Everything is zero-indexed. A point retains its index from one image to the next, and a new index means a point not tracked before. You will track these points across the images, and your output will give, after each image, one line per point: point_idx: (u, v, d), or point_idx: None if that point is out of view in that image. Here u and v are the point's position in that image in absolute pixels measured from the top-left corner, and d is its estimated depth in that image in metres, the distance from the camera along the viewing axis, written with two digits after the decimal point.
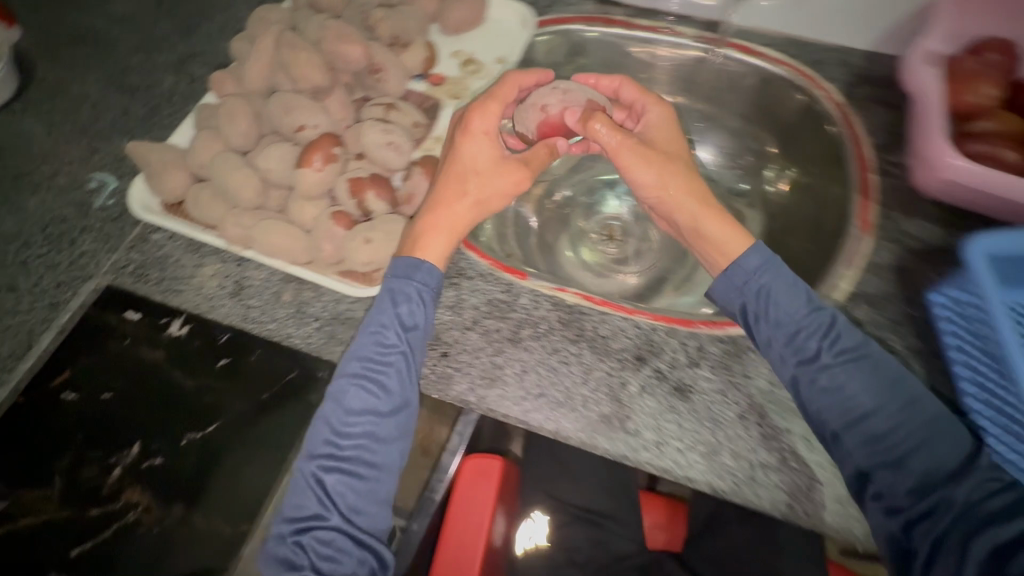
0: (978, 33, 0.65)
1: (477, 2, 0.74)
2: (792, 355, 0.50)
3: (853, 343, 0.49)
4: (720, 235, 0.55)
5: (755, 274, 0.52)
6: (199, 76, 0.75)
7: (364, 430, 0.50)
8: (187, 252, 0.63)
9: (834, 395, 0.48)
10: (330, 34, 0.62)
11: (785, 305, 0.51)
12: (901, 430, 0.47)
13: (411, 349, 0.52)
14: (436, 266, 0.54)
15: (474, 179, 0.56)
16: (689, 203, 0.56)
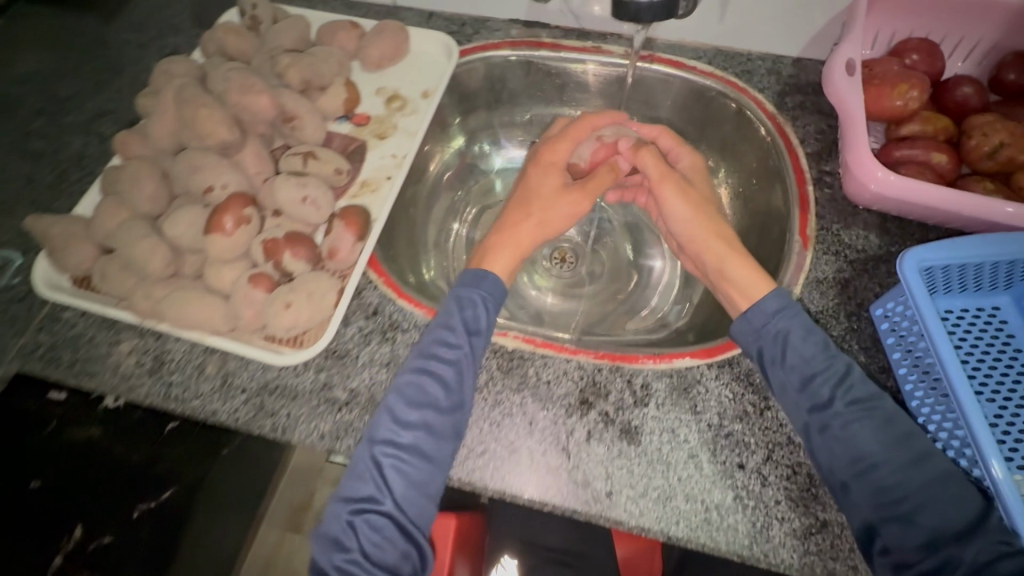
0: (899, 36, 0.65)
1: (396, 36, 0.71)
2: (804, 400, 0.49)
3: (867, 394, 0.49)
4: (742, 279, 0.56)
5: (774, 316, 0.52)
6: (109, 135, 0.71)
7: (422, 422, 0.49)
8: (102, 329, 0.59)
9: (846, 446, 0.47)
10: (235, 86, 0.58)
11: (801, 349, 0.50)
12: (909, 483, 0.45)
13: (474, 349, 0.53)
14: (500, 279, 0.57)
15: (539, 202, 0.61)
16: (716, 240, 0.59)
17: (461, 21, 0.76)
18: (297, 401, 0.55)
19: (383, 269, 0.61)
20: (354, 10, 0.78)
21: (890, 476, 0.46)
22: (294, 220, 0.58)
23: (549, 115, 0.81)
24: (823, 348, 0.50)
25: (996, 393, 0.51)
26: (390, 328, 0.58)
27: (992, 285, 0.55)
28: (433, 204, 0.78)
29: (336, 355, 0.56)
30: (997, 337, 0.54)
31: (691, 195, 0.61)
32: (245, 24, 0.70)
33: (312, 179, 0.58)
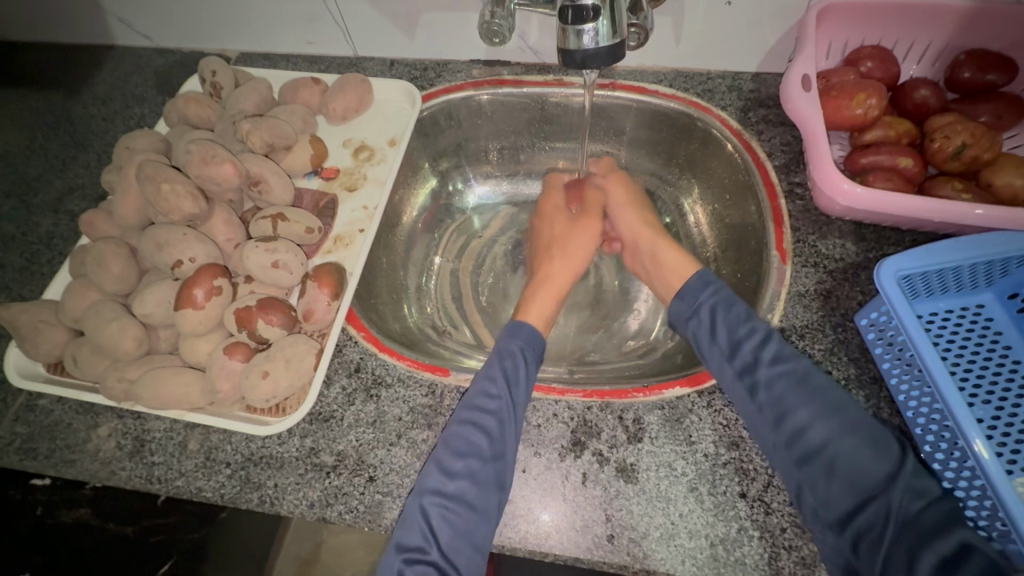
0: (851, 46, 0.65)
1: (359, 88, 0.72)
2: (733, 365, 0.51)
3: (787, 353, 0.50)
4: (674, 260, 0.63)
5: (698, 302, 0.57)
6: (79, 212, 0.71)
7: (467, 471, 0.48)
8: (78, 414, 0.57)
9: (771, 403, 0.48)
10: (196, 157, 0.58)
11: (727, 319, 0.54)
12: (825, 432, 0.46)
13: (517, 398, 0.52)
14: (536, 330, 0.59)
15: (557, 247, 0.69)
16: (649, 232, 0.67)
17: (423, 66, 0.77)
18: (284, 470, 0.53)
19: (362, 324, 0.60)
20: (317, 66, 0.79)
21: (807, 424, 0.46)
22: (267, 285, 0.58)
23: (519, 148, 0.81)
24: (744, 317, 0.53)
25: (992, 397, 0.50)
26: (374, 384, 0.56)
27: (973, 284, 0.54)
28: (412, 247, 0.78)
29: (322, 418, 0.55)
30: (985, 337, 0.54)
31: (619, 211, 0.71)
32: (208, 91, 0.71)
33: (282, 242, 0.57)
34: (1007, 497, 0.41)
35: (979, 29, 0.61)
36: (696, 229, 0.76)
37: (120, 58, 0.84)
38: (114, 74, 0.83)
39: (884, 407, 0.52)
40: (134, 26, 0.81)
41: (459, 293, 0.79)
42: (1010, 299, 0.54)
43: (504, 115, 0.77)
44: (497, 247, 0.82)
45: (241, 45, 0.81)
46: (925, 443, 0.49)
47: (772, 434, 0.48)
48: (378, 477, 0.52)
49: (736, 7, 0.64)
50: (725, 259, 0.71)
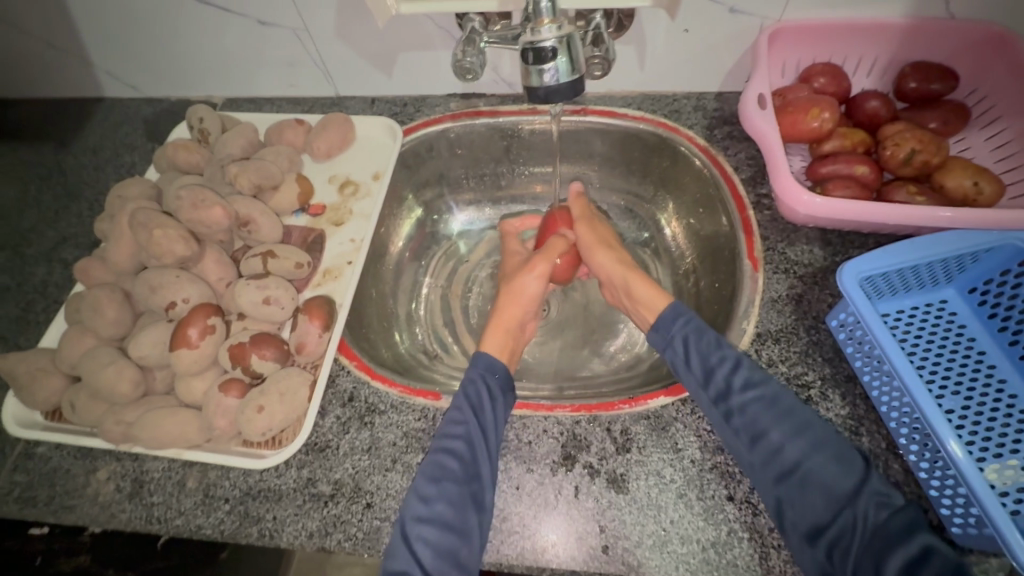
0: (804, 63, 0.69)
1: (341, 126, 0.75)
2: (708, 393, 0.52)
3: (759, 378, 0.51)
4: (645, 295, 0.63)
5: (672, 334, 0.58)
6: (73, 260, 0.73)
7: (442, 493, 0.49)
8: (76, 459, 0.58)
9: (746, 424, 0.49)
10: (186, 203, 0.61)
11: (699, 346, 0.55)
12: (796, 449, 0.47)
13: (484, 423, 0.53)
14: (495, 359, 0.60)
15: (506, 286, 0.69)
16: (625, 266, 0.67)
17: (402, 102, 0.81)
18: (282, 502, 0.54)
19: (354, 353, 0.61)
20: (300, 107, 0.82)
21: (780, 443, 0.48)
22: (259, 321, 0.59)
23: (499, 174, 0.84)
24: (716, 345, 0.54)
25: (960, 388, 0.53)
26: (368, 412, 0.58)
27: (934, 280, 0.57)
28: (400, 275, 0.80)
29: (318, 449, 0.56)
30: (950, 331, 0.56)
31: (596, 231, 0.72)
32: (196, 137, 0.73)
33: (272, 279, 0.60)
34: (974, 480, 0.43)
35: (920, 43, 0.66)
36: (674, 242, 0.79)
37: (110, 109, 0.87)
38: (104, 124, 0.86)
39: (860, 403, 0.54)
40: (122, 78, 0.85)
41: (448, 317, 0.81)
42: (970, 293, 0.57)
43: (482, 145, 0.80)
44: (483, 270, 0.84)
45: (227, 91, 0.85)
46: (900, 436, 0.51)
47: (748, 454, 0.49)
48: (375, 503, 0.53)
49: (693, 33, 0.68)
50: (703, 269, 0.73)
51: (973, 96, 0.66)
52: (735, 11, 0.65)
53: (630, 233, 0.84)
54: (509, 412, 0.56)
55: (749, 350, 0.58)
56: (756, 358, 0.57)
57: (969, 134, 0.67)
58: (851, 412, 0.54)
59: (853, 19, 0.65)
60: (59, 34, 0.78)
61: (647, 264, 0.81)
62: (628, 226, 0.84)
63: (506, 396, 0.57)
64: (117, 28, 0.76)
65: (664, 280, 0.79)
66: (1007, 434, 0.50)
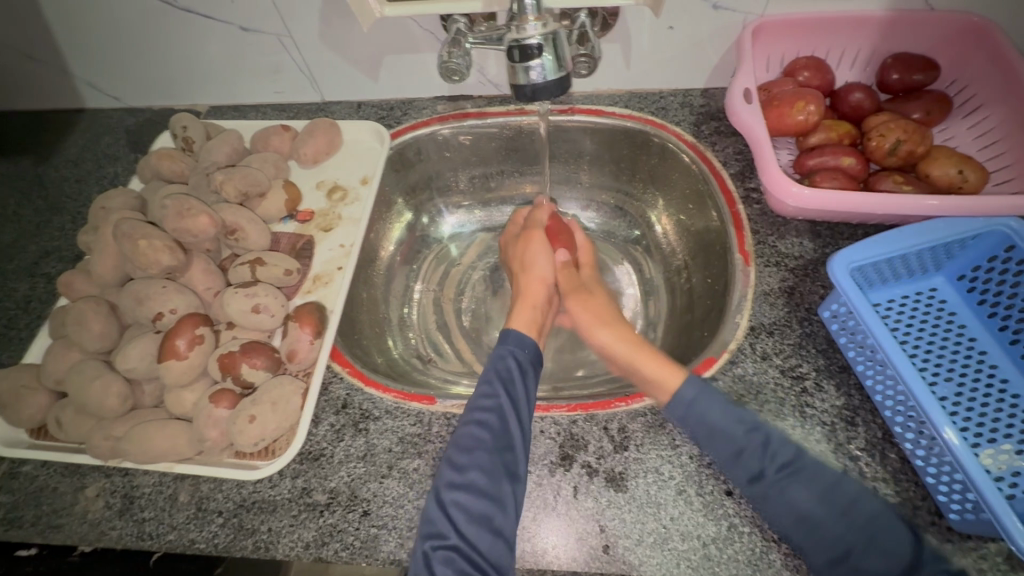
0: (788, 57, 0.70)
1: (328, 132, 0.74)
2: (742, 474, 0.49)
3: (793, 456, 0.49)
4: (655, 372, 0.55)
5: (693, 405, 0.51)
6: (56, 274, 0.71)
7: (475, 462, 0.50)
8: (64, 477, 0.57)
9: (785, 508, 0.47)
10: (171, 212, 0.60)
11: (725, 426, 0.50)
12: (846, 532, 0.45)
13: (514, 397, 0.53)
14: (525, 334, 0.59)
15: (523, 274, 0.68)
16: (634, 344, 0.60)
17: (389, 106, 0.80)
18: (277, 513, 0.53)
19: (347, 359, 0.61)
20: (285, 113, 0.82)
21: (828, 526, 0.46)
22: (249, 329, 0.59)
23: (489, 176, 0.84)
24: (743, 423, 0.50)
25: (952, 374, 0.53)
26: (362, 419, 0.57)
27: (923, 269, 0.57)
28: (392, 280, 0.79)
29: (312, 457, 0.55)
30: (941, 318, 0.57)
31: (594, 306, 0.66)
32: (180, 146, 0.72)
33: (261, 287, 0.59)
34: (969, 467, 0.43)
35: (901, 35, 0.66)
36: (665, 239, 0.79)
37: (91, 120, 0.86)
38: (85, 135, 0.84)
39: (855, 394, 0.54)
40: (103, 88, 0.83)
41: (441, 319, 0.80)
42: (959, 281, 0.58)
43: (470, 146, 0.80)
44: (475, 273, 0.84)
45: (210, 98, 0.84)
46: (895, 424, 0.51)
47: (796, 536, 0.47)
48: (372, 510, 0.52)
49: (677, 30, 0.68)
50: (694, 265, 0.73)
51: (954, 86, 0.67)
52: (718, 7, 0.65)
53: (621, 232, 0.84)
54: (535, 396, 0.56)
55: (742, 344, 0.58)
56: (750, 352, 0.57)
57: (952, 124, 0.67)
58: (846, 402, 0.54)
59: (835, 13, 0.65)
60: (38, 44, 0.77)
61: (639, 262, 0.81)
62: (619, 224, 0.84)
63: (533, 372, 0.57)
64: (96, 37, 0.75)
65: (656, 277, 0.79)
66: (1001, 419, 0.50)
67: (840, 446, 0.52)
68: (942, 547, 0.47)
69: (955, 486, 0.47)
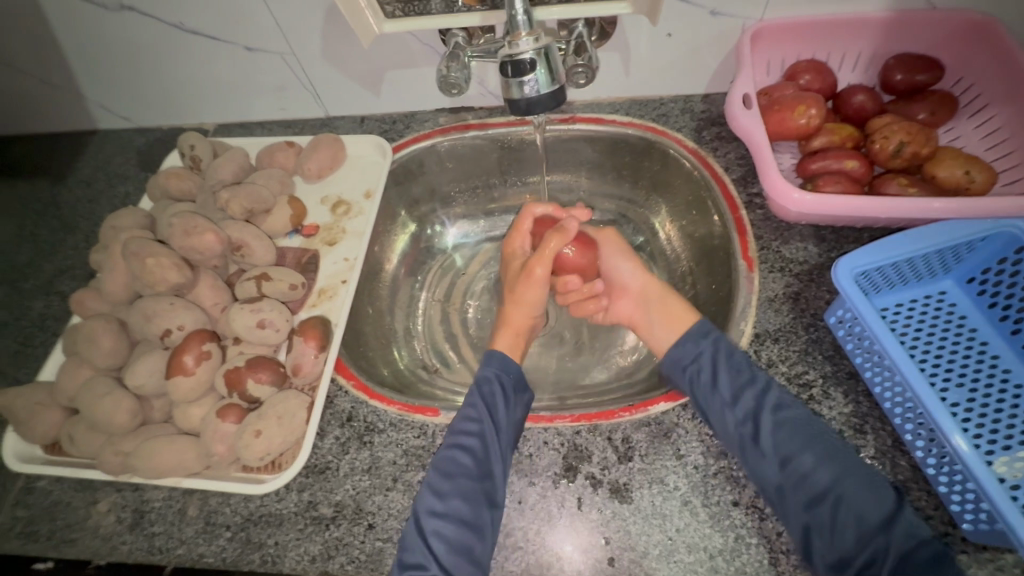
0: (789, 61, 0.70)
1: (332, 147, 0.75)
2: (736, 415, 0.51)
3: (788, 402, 0.51)
4: (670, 311, 0.62)
5: (703, 345, 0.57)
6: (69, 292, 0.73)
7: (456, 489, 0.50)
8: (78, 492, 0.58)
9: (771, 452, 0.49)
10: (178, 230, 0.61)
11: (727, 368, 0.54)
12: (828, 475, 0.47)
13: (496, 421, 0.54)
14: (507, 359, 0.60)
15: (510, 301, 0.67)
16: (648, 286, 0.66)
17: (392, 119, 0.81)
18: (283, 526, 0.53)
19: (351, 373, 0.61)
20: (291, 129, 0.83)
21: (812, 468, 0.48)
22: (255, 344, 0.59)
23: (492, 186, 0.85)
24: (744, 368, 0.54)
25: (963, 379, 0.52)
26: (366, 432, 0.57)
27: (931, 272, 0.57)
28: (396, 292, 0.80)
29: (318, 471, 0.55)
30: (951, 322, 0.56)
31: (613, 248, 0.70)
32: (188, 164, 0.74)
33: (266, 302, 0.60)
34: (981, 475, 0.42)
35: (904, 36, 0.66)
36: (669, 246, 0.78)
37: (104, 140, 0.88)
38: (98, 156, 0.87)
39: (863, 401, 0.53)
40: (114, 110, 0.86)
41: (446, 329, 0.80)
42: (969, 283, 0.57)
43: (472, 157, 0.81)
44: (479, 282, 0.84)
45: (218, 117, 0.85)
46: (905, 432, 0.50)
47: (776, 476, 0.48)
48: (377, 523, 0.52)
49: (675, 38, 0.68)
50: (699, 271, 0.73)
51: (960, 86, 0.66)
52: (716, 13, 0.65)
53: (625, 238, 0.83)
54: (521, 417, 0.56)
55: (748, 352, 0.57)
56: (756, 359, 0.57)
57: (958, 123, 0.66)
58: (855, 409, 0.53)
59: (835, 16, 0.65)
60: (53, 69, 0.79)
61: (643, 269, 0.81)
62: (622, 231, 0.83)
63: (520, 393, 0.58)
64: (108, 61, 0.77)
65: (661, 284, 0.79)
66: (1014, 425, 0.49)
67: None
68: (955, 558, 0.46)
69: (968, 495, 0.46)
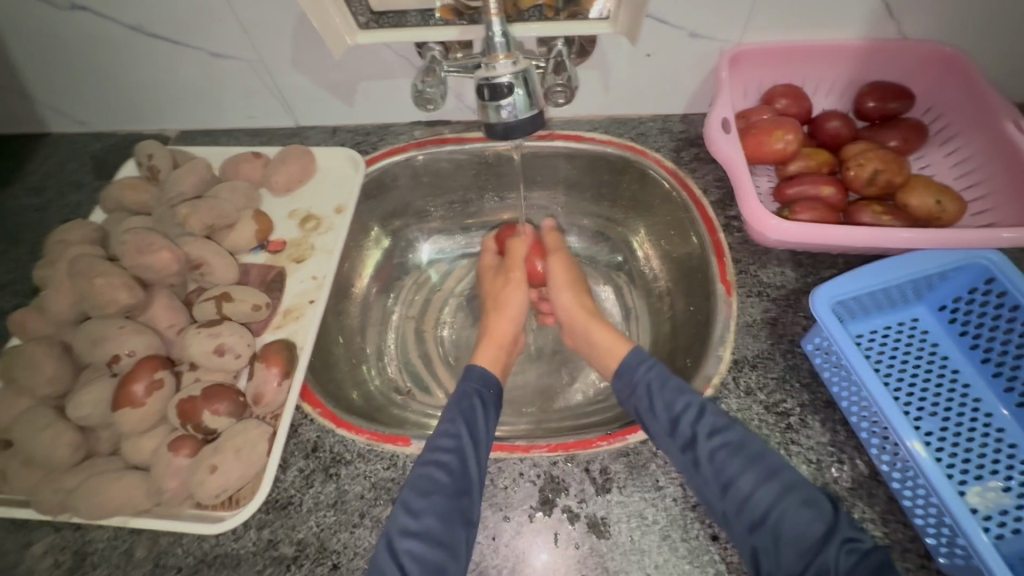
0: (766, 85, 0.70)
1: (302, 159, 0.72)
2: (675, 441, 0.50)
3: (722, 425, 0.50)
4: (605, 341, 0.63)
5: (639, 370, 0.57)
6: (10, 310, 0.68)
7: (432, 507, 0.47)
8: (11, 533, 0.53)
9: (713, 476, 0.48)
10: (130, 248, 0.57)
11: (663, 395, 0.53)
12: (765, 495, 0.46)
13: (476, 437, 0.53)
14: (488, 371, 0.61)
15: (496, 313, 0.69)
16: (589, 317, 0.66)
17: (365, 131, 0.79)
18: (240, 568, 0.50)
19: (318, 400, 0.58)
20: (258, 139, 0.79)
21: (750, 490, 0.46)
22: (213, 370, 0.56)
23: (469, 202, 0.83)
24: (679, 393, 0.53)
25: (936, 408, 0.52)
26: (333, 462, 0.54)
27: (905, 300, 0.57)
28: (368, 310, 0.77)
29: (280, 506, 0.52)
30: (924, 350, 0.56)
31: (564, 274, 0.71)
32: (145, 175, 0.70)
33: (226, 325, 0.56)
34: (954, 507, 0.43)
35: (876, 64, 0.67)
36: (648, 266, 0.78)
37: (54, 145, 0.83)
38: (47, 161, 0.81)
39: (840, 430, 0.53)
40: (67, 114, 0.81)
41: (418, 348, 0.78)
42: (940, 311, 0.57)
43: (449, 172, 0.78)
44: (454, 298, 0.82)
45: (180, 124, 0.81)
46: (882, 463, 0.50)
47: (720, 503, 0.47)
48: (342, 564, 0.49)
49: (655, 58, 0.68)
50: (676, 292, 0.72)
51: (930, 114, 0.68)
52: (695, 35, 0.65)
53: (604, 257, 0.82)
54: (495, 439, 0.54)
55: (725, 380, 0.56)
56: (733, 387, 0.56)
57: (928, 152, 0.67)
58: (832, 439, 0.53)
59: (810, 42, 0.66)
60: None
61: (621, 288, 0.80)
62: (600, 249, 0.83)
63: (494, 420, 0.56)
64: (58, 63, 0.73)
65: (638, 304, 0.78)
66: (985, 455, 0.49)
67: (827, 484, 0.51)
68: None
69: (942, 529, 0.46)
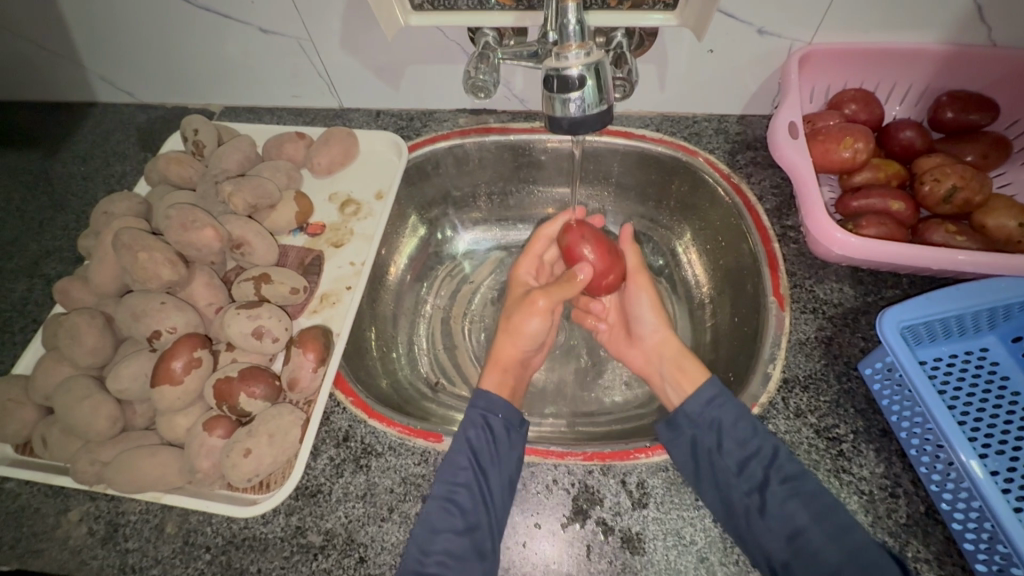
0: (835, 89, 0.66)
1: (344, 142, 0.71)
2: (741, 483, 0.49)
3: (797, 471, 0.48)
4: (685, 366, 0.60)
5: (706, 409, 0.53)
6: (54, 277, 0.69)
7: (444, 547, 0.48)
8: (47, 498, 0.54)
9: (780, 522, 0.47)
10: (174, 224, 0.56)
11: (732, 433, 0.51)
12: (833, 556, 0.46)
13: (485, 466, 0.51)
14: (489, 393, 0.57)
15: (508, 337, 0.63)
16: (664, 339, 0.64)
17: (409, 116, 0.77)
18: (268, 553, 0.49)
19: (351, 388, 0.57)
20: (301, 119, 0.79)
21: (819, 545, 0.46)
22: (248, 352, 0.56)
23: (508, 194, 0.80)
24: (752, 430, 0.51)
25: (1003, 447, 0.49)
26: (364, 453, 0.53)
27: (975, 328, 0.53)
28: (401, 298, 0.76)
29: (309, 493, 0.52)
30: (991, 383, 0.53)
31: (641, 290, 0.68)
32: (190, 150, 0.69)
33: (266, 308, 0.56)
34: None
35: (960, 71, 0.62)
36: (690, 272, 0.75)
37: (102, 114, 0.84)
38: (95, 130, 0.82)
39: (896, 461, 0.50)
40: (116, 84, 0.81)
41: (449, 339, 0.76)
42: (1013, 342, 0.54)
43: (491, 163, 0.76)
44: (487, 290, 0.80)
45: (226, 100, 0.81)
46: (942, 501, 0.47)
47: (784, 551, 0.47)
48: (369, 557, 0.48)
49: (718, 54, 0.64)
50: (721, 301, 0.70)
51: (1015, 128, 0.63)
52: (764, 32, 0.61)
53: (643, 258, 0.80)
54: (519, 459, 0.52)
55: (775, 398, 0.54)
56: (783, 406, 0.53)
57: (1010, 169, 0.63)
58: (886, 470, 0.50)
59: (889, 45, 0.61)
60: (51, 37, 0.75)
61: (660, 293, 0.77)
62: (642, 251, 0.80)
63: (512, 439, 0.53)
64: (112, 33, 0.73)
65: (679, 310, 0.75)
66: None
67: (879, 519, 0.48)
68: None
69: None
